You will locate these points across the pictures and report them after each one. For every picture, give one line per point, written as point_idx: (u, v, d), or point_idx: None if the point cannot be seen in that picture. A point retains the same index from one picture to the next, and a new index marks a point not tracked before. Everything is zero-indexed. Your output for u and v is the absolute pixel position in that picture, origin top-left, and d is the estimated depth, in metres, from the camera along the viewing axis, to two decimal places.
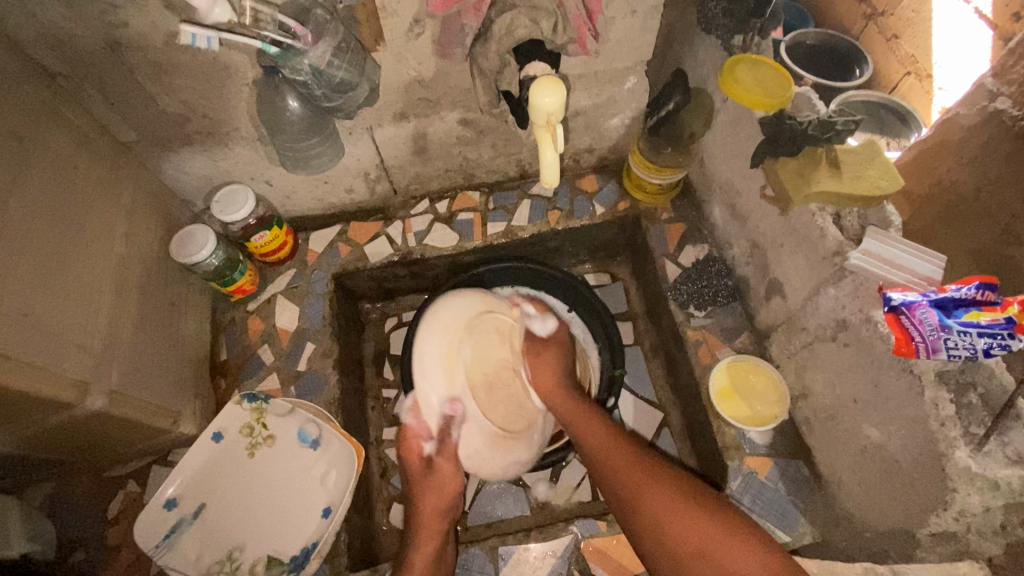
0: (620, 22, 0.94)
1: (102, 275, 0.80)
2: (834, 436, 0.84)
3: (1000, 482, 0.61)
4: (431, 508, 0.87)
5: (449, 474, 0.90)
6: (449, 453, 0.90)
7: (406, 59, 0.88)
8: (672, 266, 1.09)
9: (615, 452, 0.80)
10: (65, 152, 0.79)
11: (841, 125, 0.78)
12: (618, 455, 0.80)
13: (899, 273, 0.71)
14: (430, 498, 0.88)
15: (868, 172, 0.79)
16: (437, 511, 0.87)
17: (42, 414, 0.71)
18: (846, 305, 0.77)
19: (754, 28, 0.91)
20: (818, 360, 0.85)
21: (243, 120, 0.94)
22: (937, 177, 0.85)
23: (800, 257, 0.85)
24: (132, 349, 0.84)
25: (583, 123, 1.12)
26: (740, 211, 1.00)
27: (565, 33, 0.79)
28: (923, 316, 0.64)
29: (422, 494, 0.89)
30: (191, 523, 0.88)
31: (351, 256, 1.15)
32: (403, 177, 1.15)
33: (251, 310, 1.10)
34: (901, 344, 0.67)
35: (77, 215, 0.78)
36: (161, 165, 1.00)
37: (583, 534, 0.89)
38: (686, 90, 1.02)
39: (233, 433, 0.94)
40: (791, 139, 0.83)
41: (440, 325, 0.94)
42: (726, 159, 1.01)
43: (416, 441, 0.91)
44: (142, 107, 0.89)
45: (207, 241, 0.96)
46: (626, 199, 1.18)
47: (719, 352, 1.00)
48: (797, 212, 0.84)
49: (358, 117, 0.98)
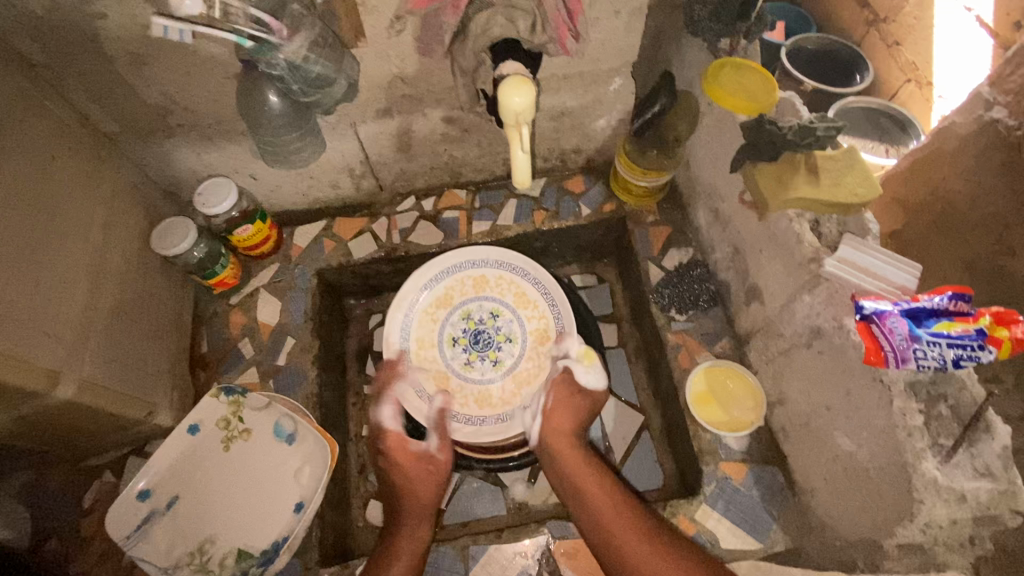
0: (603, 24, 0.93)
1: (77, 267, 0.80)
2: (809, 444, 0.83)
3: (967, 495, 0.61)
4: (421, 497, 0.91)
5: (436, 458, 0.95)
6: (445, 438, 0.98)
7: (388, 56, 0.88)
8: (656, 269, 1.09)
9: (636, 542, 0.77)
10: (42, 143, 0.79)
11: (822, 131, 0.78)
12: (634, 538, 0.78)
13: (875, 283, 0.70)
14: (418, 490, 0.91)
15: (848, 178, 0.77)
16: (425, 499, 0.91)
17: (12, 403, 0.71)
18: (820, 312, 0.76)
19: (740, 31, 0.91)
20: (794, 367, 0.84)
21: (225, 113, 0.94)
22: (934, 183, 0.84)
23: (778, 264, 0.85)
24: (107, 340, 0.84)
25: (569, 123, 1.11)
26: (723, 216, 0.99)
27: (544, 34, 0.80)
28: (893, 326, 0.64)
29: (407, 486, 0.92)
30: (163, 514, 0.88)
31: (335, 252, 1.15)
32: (388, 174, 1.15)
33: (232, 303, 1.10)
34: (870, 354, 0.66)
35: (52, 208, 0.78)
36: (144, 157, 1.00)
37: (554, 536, 0.89)
38: (671, 91, 1.04)
39: (209, 426, 0.95)
40: (770, 144, 0.81)
41: (426, 267, 1.10)
42: (710, 162, 1.00)
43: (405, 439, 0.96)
44: (123, 98, 0.89)
45: (188, 233, 0.96)
46: (612, 201, 1.17)
47: (698, 356, 1.00)
48: (774, 218, 0.84)
49: (341, 113, 0.98)
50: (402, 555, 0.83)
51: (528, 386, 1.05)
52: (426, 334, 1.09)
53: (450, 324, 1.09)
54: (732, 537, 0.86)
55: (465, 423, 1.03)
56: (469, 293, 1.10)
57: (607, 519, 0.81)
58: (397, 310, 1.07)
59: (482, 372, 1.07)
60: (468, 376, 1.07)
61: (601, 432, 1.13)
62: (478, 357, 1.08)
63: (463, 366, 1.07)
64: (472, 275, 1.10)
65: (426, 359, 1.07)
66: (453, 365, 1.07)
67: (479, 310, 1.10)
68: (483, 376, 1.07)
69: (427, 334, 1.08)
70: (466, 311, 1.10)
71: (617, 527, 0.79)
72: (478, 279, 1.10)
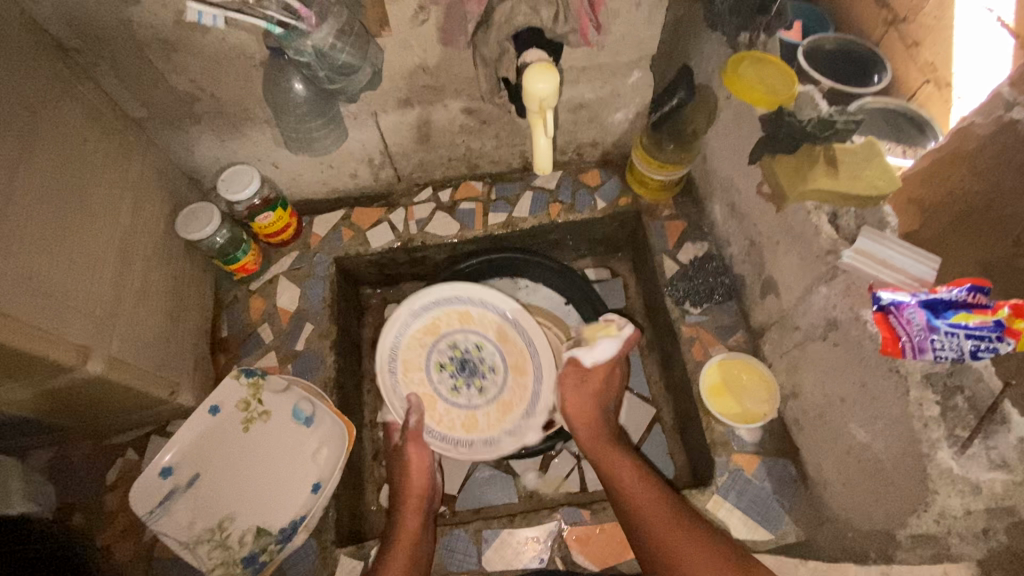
0: (624, 16, 0.94)
1: (107, 248, 0.83)
2: (822, 436, 0.84)
3: (981, 485, 0.61)
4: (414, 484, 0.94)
5: (415, 458, 0.95)
6: (413, 435, 0.97)
7: (411, 46, 0.90)
8: (671, 262, 1.09)
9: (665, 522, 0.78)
10: (76, 126, 0.81)
11: (841, 124, 0.78)
12: (659, 515, 0.79)
13: (891, 274, 0.71)
14: (410, 489, 0.93)
15: (867, 170, 0.77)
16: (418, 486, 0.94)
17: (45, 376, 0.73)
18: (837, 304, 0.76)
19: (760, 26, 0.90)
20: (809, 359, 0.85)
21: (250, 101, 0.96)
22: (949, 187, 0.82)
23: (795, 256, 0.85)
24: (133, 319, 0.86)
25: (587, 116, 1.12)
26: (739, 209, 1.00)
27: (566, 24, 0.82)
28: (911, 316, 0.64)
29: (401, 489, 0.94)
30: (184, 492, 0.91)
31: (353, 241, 1.17)
32: (407, 164, 1.16)
33: (252, 289, 1.13)
34: (887, 345, 0.66)
35: (83, 188, 0.80)
36: (170, 143, 1.02)
37: (567, 522, 0.90)
38: (690, 85, 1.02)
39: (230, 407, 0.97)
40: (790, 136, 0.82)
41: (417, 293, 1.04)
42: (727, 156, 1.01)
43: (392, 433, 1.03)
44: (153, 85, 0.91)
45: (212, 218, 0.98)
46: (628, 195, 1.18)
47: (712, 349, 1.00)
48: (792, 211, 0.84)
49: (363, 102, 0.99)
50: (404, 541, 0.85)
51: (512, 414, 1.03)
52: (412, 356, 1.04)
53: (436, 349, 1.05)
54: (744, 528, 0.86)
55: (454, 445, 1.01)
56: (456, 323, 1.06)
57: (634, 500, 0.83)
58: (389, 327, 1.02)
59: (468, 397, 1.04)
60: (456, 401, 1.04)
61: None
62: (464, 384, 1.05)
63: (450, 392, 1.04)
64: (458, 307, 1.06)
65: (413, 383, 1.03)
66: (439, 390, 1.04)
67: (466, 339, 1.07)
68: (469, 402, 1.04)
69: (413, 358, 1.04)
70: (452, 339, 1.06)
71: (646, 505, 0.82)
72: (466, 311, 1.05)
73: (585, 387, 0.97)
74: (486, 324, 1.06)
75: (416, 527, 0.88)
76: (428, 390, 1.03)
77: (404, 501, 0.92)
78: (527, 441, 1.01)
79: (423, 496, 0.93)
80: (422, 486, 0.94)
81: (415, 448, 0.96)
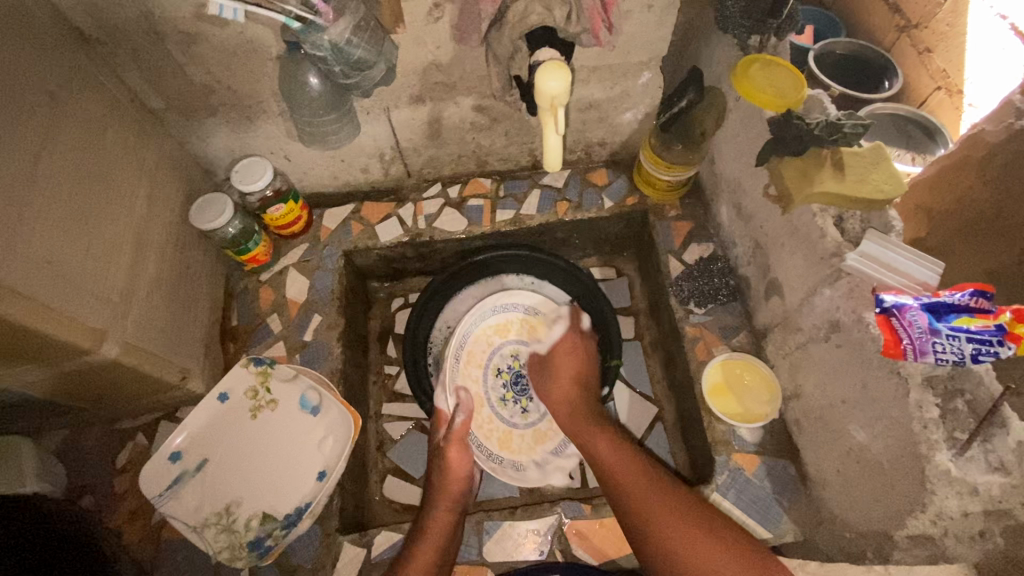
0: (636, 17, 0.94)
1: (123, 235, 0.84)
2: (822, 437, 0.84)
3: (978, 488, 0.62)
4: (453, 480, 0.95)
5: (455, 460, 0.97)
6: (456, 438, 1.00)
7: (425, 43, 0.91)
8: (676, 262, 1.10)
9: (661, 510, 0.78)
10: (96, 114, 0.83)
11: (849, 128, 0.79)
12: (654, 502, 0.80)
13: (895, 278, 0.71)
14: (446, 489, 0.93)
15: (874, 174, 0.78)
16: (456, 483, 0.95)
17: (61, 359, 0.74)
18: (840, 306, 0.77)
19: (771, 28, 0.91)
20: (811, 360, 0.85)
21: (265, 94, 0.98)
22: (956, 197, 0.82)
23: (799, 258, 0.86)
24: (147, 305, 0.88)
25: (596, 115, 1.13)
26: (745, 211, 1.00)
27: (578, 24, 0.82)
28: (913, 319, 0.65)
29: (437, 487, 0.94)
30: (193, 476, 0.93)
31: (362, 235, 1.18)
32: (417, 160, 1.18)
33: (263, 280, 1.15)
34: (888, 346, 0.67)
35: (101, 175, 0.82)
36: (186, 134, 1.04)
37: (567, 515, 0.91)
38: (699, 86, 1.03)
39: (238, 394, 0.99)
40: (796, 138, 0.82)
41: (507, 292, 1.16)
42: (735, 158, 1.01)
43: (439, 425, 1.05)
44: (170, 76, 0.93)
45: (225, 209, 1.00)
46: (635, 195, 1.19)
47: (715, 349, 1.01)
48: (798, 213, 0.85)
49: (376, 97, 1.01)
50: (432, 532, 0.85)
51: (544, 445, 1.11)
52: (478, 352, 1.15)
53: (500, 355, 1.16)
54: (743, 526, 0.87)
55: (487, 455, 1.07)
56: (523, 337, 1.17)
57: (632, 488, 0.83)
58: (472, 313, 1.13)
59: (511, 413, 1.13)
60: (500, 412, 1.13)
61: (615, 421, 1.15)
62: (513, 398, 1.14)
63: (498, 401, 1.13)
64: (528, 320, 1.17)
65: (470, 376, 1.13)
66: (490, 396, 1.13)
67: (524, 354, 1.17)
68: (511, 417, 1.13)
69: (479, 354, 1.14)
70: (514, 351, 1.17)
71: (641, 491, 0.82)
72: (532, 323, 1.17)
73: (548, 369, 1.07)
74: None
75: (445, 524, 0.87)
76: (481, 392, 1.13)
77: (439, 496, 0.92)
78: (550, 480, 1.07)
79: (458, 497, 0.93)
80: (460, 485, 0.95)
81: (457, 450, 0.99)
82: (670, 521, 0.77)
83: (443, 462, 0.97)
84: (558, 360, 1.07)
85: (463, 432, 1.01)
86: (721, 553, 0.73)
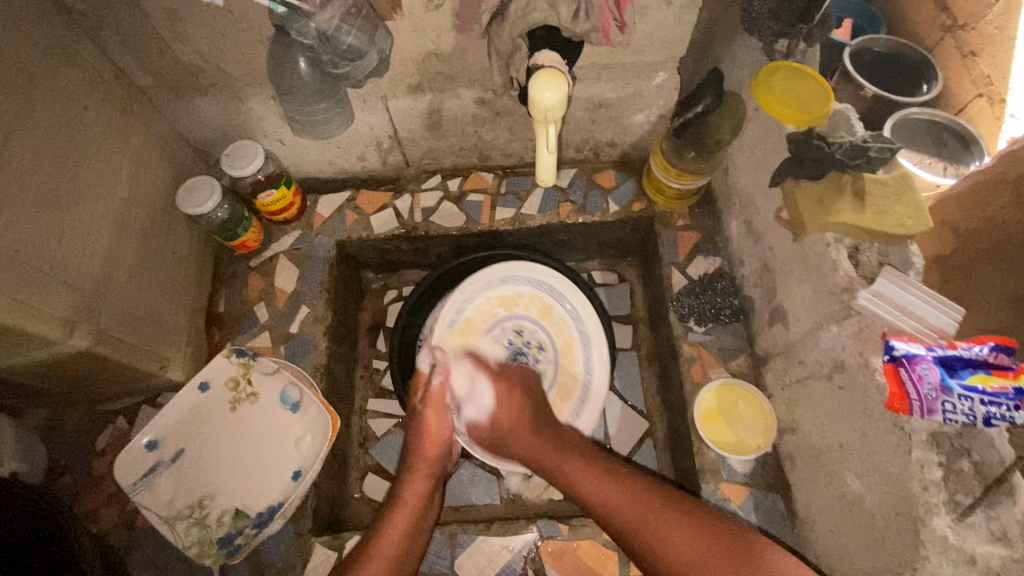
0: (653, 14, 0.88)
1: (103, 221, 0.82)
2: (814, 478, 0.81)
3: (977, 558, 0.56)
4: (429, 447, 0.92)
5: (434, 423, 0.93)
6: (434, 402, 0.95)
7: (424, 31, 0.85)
8: (679, 275, 1.05)
9: (644, 505, 0.74)
10: (75, 93, 0.79)
11: (875, 152, 0.72)
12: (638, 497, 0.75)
13: (910, 323, 0.65)
14: (424, 455, 0.91)
15: (896, 207, 0.71)
16: (433, 450, 0.92)
17: (30, 350, 0.72)
18: (845, 346, 0.72)
19: (800, 33, 0.83)
20: (810, 397, 0.81)
21: (257, 77, 0.93)
22: (989, 211, 0.64)
23: (808, 288, 0.80)
24: (126, 293, 0.86)
25: (607, 114, 1.08)
26: (756, 229, 0.94)
27: (586, 22, 0.76)
28: (924, 372, 0.60)
29: (414, 450, 0.92)
30: (168, 466, 0.91)
31: (357, 225, 1.14)
32: (416, 150, 1.13)
33: (252, 266, 1.11)
34: (894, 399, 0.63)
35: (81, 160, 0.78)
36: (176, 113, 1.00)
37: (543, 535, 0.89)
38: (717, 92, 0.96)
39: (219, 385, 0.96)
40: (817, 161, 0.75)
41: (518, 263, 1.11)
42: (750, 171, 0.95)
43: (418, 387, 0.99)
44: (157, 53, 0.88)
45: (213, 193, 0.96)
46: (642, 200, 1.13)
47: (711, 371, 0.96)
48: (811, 241, 0.79)
49: (372, 85, 0.96)
50: (405, 507, 0.84)
51: None
52: (478, 321, 1.11)
53: (502, 327, 1.12)
54: None
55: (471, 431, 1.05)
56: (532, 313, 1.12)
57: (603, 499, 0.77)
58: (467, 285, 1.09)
59: None
60: None
61: (603, 433, 1.12)
62: None
63: None
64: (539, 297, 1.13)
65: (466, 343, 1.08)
66: None
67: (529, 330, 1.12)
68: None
69: (477, 323, 1.10)
70: (521, 325, 1.13)
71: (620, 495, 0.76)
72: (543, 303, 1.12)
73: (499, 427, 0.93)
74: (557, 333, 1.12)
75: (421, 492, 0.87)
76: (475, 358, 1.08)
77: (413, 464, 0.90)
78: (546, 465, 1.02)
79: (434, 464, 0.91)
80: (438, 450, 0.92)
81: (436, 414, 0.94)
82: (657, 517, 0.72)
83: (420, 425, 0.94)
84: (503, 416, 0.93)
85: (442, 394, 0.96)
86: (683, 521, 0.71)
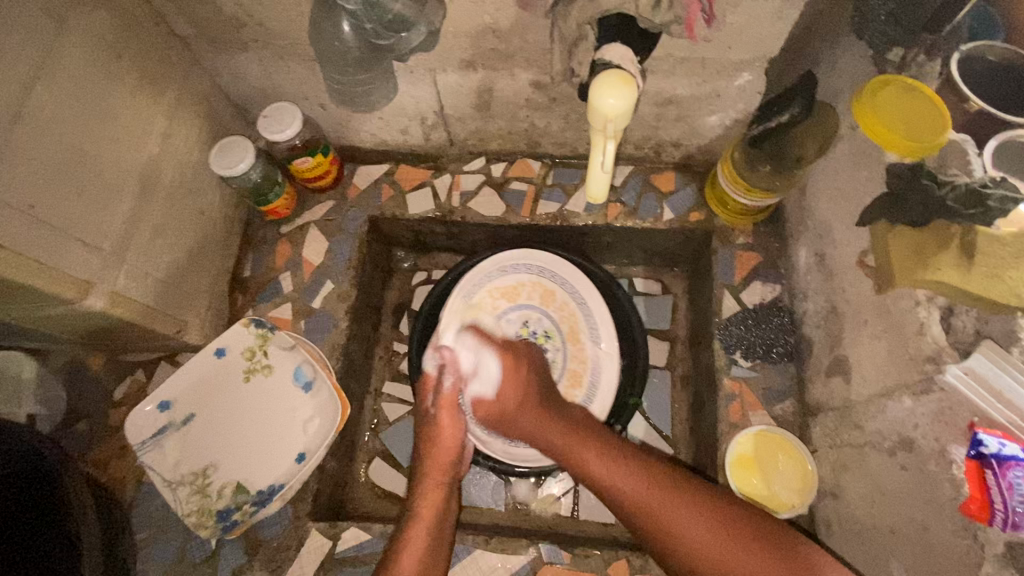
0: (746, 6, 0.77)
1: (127, 176, 0.78)
2: (855, 556, 0.72)
3: None
4: (440, 455, 0.89)
5: (447, 427, 0.90)
6: (446, 403, 0.91)
7: (482, 4, 0.77)
8: (731, 299, 0.95)
9: (661, 498, 0.70)
10: (109, 39, 0.75)
11: (994, 202, 0.59)
12: (657, 489, 0.71)
13: (1004, 412, 0.54)
14: (436, 458, 0.88)
15: (1011, 270, 0.59)
16: (444, 457, 0.89)
17: (45, 305, 0.70)
18: (920, 425, 0.62)
19: (923, 42, 0.69)
20: (865, 468, 0.72)
21: (301, 37, 0.87)
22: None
23: (882, 346, 0.70)
24: (148, 252, 0.83)
25: (674, 112, 0.97)
26: (830, 265, 0.83)
27: (669, 11, 0.67)
28: (1016, 482, 0.50)
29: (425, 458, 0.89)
30: (177, 428, 0.90)
31: (392, 202, 1.08)
32: (462, 130, 1.05)
33: (282, 233, 1.08)
34: (972, 502, 0.54)
35: (109, 112, 0.75)
36: (217, 68, 0.96)
37: (545, 558, 0.84)
38: (808, 102, 0.83)
39: (235, 353, 0.94)
40: (920, 205, 0.63)
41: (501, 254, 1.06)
42: (832, 197, 0.83)
43: (425, 391, 0.94)
44: (198, 3, 0.83)
45: (246, 154, 0.91)
46: (701, 210, 1.02)
47: (752, 413, 0.88)
48: (896, 295, 0.68)
49: (420, 57, 0.88)
50: (424, 515, 0.82)
51: None
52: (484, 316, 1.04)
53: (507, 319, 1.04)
54: None
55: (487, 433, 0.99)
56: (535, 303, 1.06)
57: (615, 469, 0.75)
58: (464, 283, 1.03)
59: None
60: None
61: None
62: None
63: None
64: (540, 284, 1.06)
65: None
66: None
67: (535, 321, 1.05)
68: None
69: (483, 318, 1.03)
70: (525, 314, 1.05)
71: (636, 479, 0.73)
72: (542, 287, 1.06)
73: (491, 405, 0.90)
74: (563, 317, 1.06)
75: (438, 499, 0.84)
76: None
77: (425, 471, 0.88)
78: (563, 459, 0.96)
79: (448, 468, 0.88)
80: (452, 457, 0.89)
81: (449, 417, 0.90)
82: (683, 524, 0.67)
83: (432, 429, 0.90)
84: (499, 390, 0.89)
85: (454, 397, 0.91)
86: (700, 522, 0.67)
